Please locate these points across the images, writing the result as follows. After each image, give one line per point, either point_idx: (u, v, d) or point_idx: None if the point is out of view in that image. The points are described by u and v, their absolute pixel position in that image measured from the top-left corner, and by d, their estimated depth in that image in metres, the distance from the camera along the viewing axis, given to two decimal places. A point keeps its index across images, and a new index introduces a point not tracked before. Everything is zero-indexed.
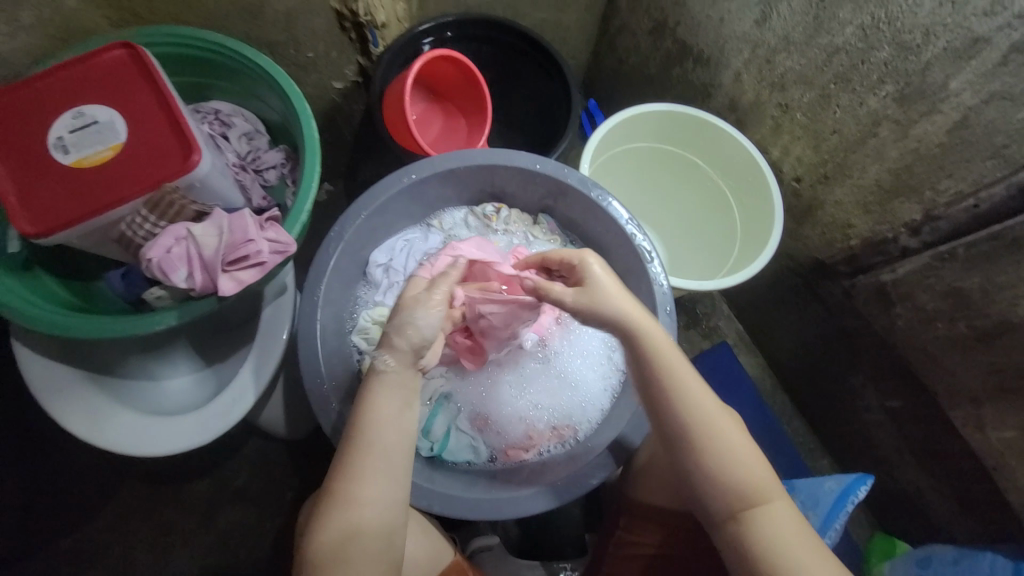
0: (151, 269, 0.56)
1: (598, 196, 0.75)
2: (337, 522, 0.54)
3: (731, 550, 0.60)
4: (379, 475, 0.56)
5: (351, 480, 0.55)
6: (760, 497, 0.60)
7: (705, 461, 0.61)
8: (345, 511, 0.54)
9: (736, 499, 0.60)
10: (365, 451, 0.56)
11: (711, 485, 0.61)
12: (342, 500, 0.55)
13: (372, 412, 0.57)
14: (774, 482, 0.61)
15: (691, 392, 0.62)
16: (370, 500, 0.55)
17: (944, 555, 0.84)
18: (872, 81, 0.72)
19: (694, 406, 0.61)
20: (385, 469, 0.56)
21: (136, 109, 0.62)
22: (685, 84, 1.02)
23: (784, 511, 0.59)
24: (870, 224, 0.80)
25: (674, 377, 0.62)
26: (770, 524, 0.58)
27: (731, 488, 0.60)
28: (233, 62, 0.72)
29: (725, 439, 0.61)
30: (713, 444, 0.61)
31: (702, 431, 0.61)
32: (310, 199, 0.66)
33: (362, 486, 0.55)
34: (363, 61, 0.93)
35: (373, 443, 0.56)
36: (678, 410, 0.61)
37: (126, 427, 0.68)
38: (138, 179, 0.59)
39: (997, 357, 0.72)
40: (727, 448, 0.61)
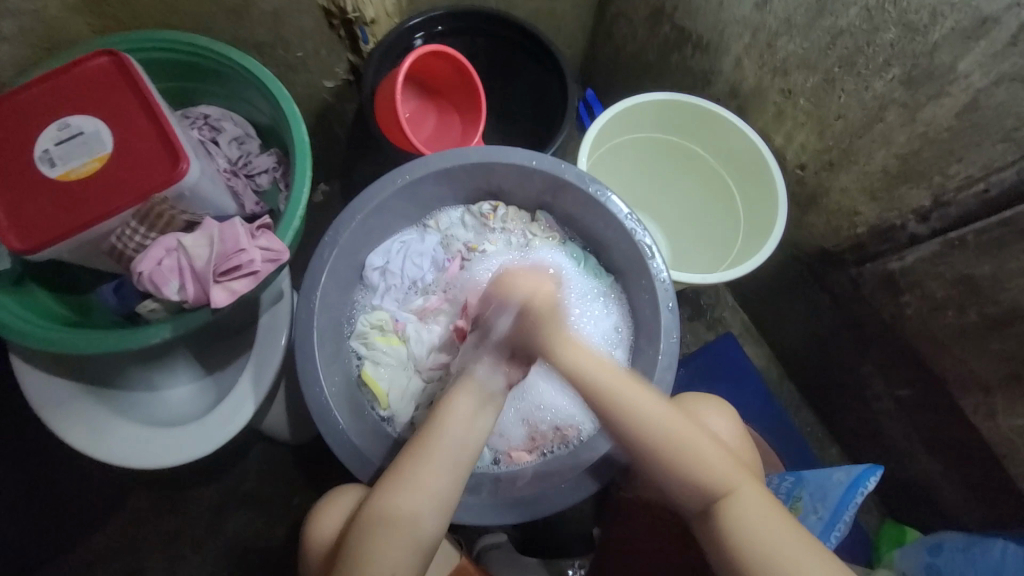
0: (143, 282, 0.55)
1: (596, 191, 0.73)
2: (398, 495, 0.57)
3: (708, 542, 0.60)
4: (445, 461, 0.59)
5: (420, 458, 0.59)
6: (725, 488, 0.59)
7: (664, 463, 0.60)
8: (408, 486, 0.57)
9: (704, 492, 0.60)
10: (439, 435, 0.60)
11: (677, 483, 0.61)
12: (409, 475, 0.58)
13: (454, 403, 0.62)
14: (736, 467, 0.61)
15: (630, 402, 0.60)
16: (432, 483, 0.58)
17: (955, 542, 0.83)
18: (878, 64, 0.69)
19: (634, 413, 0.60)
20: (454, 459, 0.59)
21: (122, 119, 0.61)
22: (684, 70, 0.99)
23: (755, 500, 0.59)
24: (877, 211, 0.78)
25: (610, 388, 0.60)
26: (738, 514, 0.58)
27: (696, 485, 0.60)
28: (219, 66, 0.71)
29: (673, 438, 0.60)
30: (665, 447, 0.60)
31: (650, 435, 0.60)
32: (302, 204, 0.65)
33: (431, 465, 0.58)
34: (354, 59, 0.91)
35: (446, 430, 0.60)
36: (620, 419, 0.60)
37: (129, 438, 0.68)
38: (126, 190, 0.58)
39: (1009, 345, 0.70)
40: (681, 442, 0.60)
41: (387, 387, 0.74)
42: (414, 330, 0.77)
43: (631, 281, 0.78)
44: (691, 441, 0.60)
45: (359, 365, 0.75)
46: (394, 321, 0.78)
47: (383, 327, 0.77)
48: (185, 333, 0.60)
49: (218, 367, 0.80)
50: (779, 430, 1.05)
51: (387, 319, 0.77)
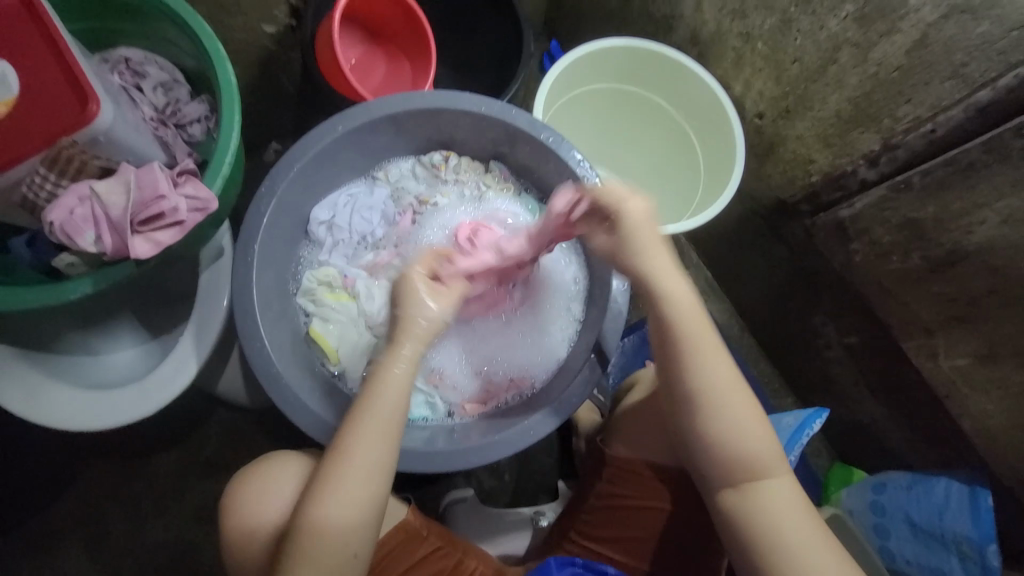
0: (55, 233, 0.51)
1: (548, 138, 0.71)
2: (336, 487, 0.55)
3: (730, 520, 0.61)
4: (382, 438, 0.57)
5: (349, 446, 0.56)
6: (764, 469, 0.60)
7: (709, 434, 0.61)
8: (346, 474, 0.55)
9: (737, 472, 0.61)
10: (364, 414, 0.57)
11: (715, 458, 0.61)
12: (343, 465, 0.56)
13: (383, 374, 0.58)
14: (780, 455, 0.61)
15: (711, 368, 0.61)
16: (366, 463, 0.56)
17: (898, 480, 0.88)
18: (832, 1, 0.67)
19: (712, 384, 0.61)
20: (382, 434, 0.57)
21: (25, 58, 0.55)
22: (646, 17, 0.96)
23: (787, 490, 0.60)
24: (830, 158, 0.77)
25: (694, 351, 0.61)
26: (769, 499, 0.60)
27: (734, 463, 0.61)
28: (135, 1, 0.65)
29: (735, 411, 0.61)
30: (726, 423, 0.60)
31: (715, 399, 0.60)
32: (231, 150, 0.62)
33: (359, 451, 0.56)
34: (296, 1, 0.85)
35: (376, 406, 0.57)
36: (692, 384, 0.61)
37: (64, 400, 0.66)
38: (33, 134, 0.54)
39: (951, 287, 0.72)
40: (737, 418, 0.60)
41: (336, 342, 0.72)
42: (364, 286, 0.75)
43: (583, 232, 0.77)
44: (751, 422, 0.61)
45: (307, 322, 0.73)
46: (343, 277, 0.76)
47: (331, 283, 0.74)
48: (111, 289, 0.57)
49: (162, 331, 0.77)
50: None
51: (335, 275, 0.75)
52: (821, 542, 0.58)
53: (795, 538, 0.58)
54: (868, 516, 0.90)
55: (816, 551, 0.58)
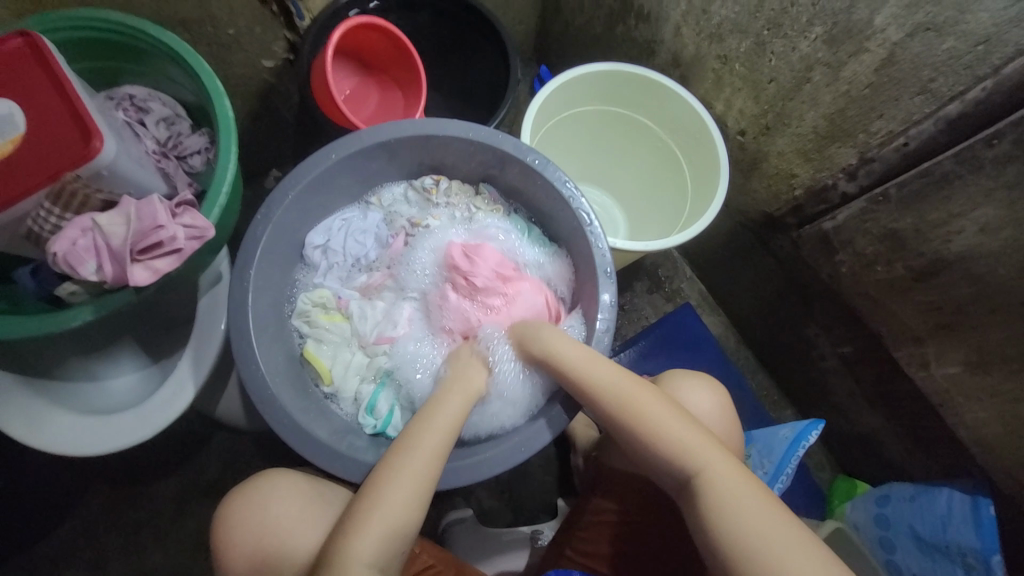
0: (58, 264, 0.54)
1: (534, 160, 0.73)
2: (380, 503, 0.57)
3: (694, 530, 0.60)
4: (431, 452, 0.60)
5: (400, 460, 0.59)
6: (699, 468, 0.60)
7: (639, 447, 0.64)
8: (391, 487, 0.57)
9: (682, 474, 0.61)
10: (420, 429, 0.62)
11: (660, 467, 0.63)
12: (395, 480, 0.58)
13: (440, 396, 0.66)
14: (718, 450, 0.61)
15: (609, 385, 0.64)
16: (415, 476, 0.58)
17: (902, 492, 0.87)
18: (802, 24, 0.70)
19: (616, 398, 0.64)
20: (434, 448, 0.60)
21: (33, 99, 0.59)
22: (629, 42, 0.99)
23: (735, 482, 0.58)
24: (811, 172, 0.79)
25: (589, 373, 0.64)
26: (718, 499, 0.58)
27: (674, 468, 0.62)
28: (138, 42, 0.68)
29: (649, 418, 0.63)
30: (647, 433, 0.63)
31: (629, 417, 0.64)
32: (228, 179, 0.64)
33: (412, 460, 0.59)
34: (292, 36, 0.89)
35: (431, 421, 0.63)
36: (600, 402, 0.64)
37: (63, 426, 0.67)
38: (38, 171, 0.56)
39: (935, 296, 0.73)
40: (659, 426, 0.63)
41: (330, 363, 0.74)
42: (357, 306, 0.78)
43: (572, 251, 0.78)
44: (670, 424, 0.62)
45: (302, 343, 0.75)
46: (337, 299, 0.78)
47: (325, 305, 0.76)
48: (111, 315, 0.59)
49: (163, 356, 0.79)
50: (735, 394, 1.07)
51: (329, 296, 0.77)
52: (784, 535, 0.55)
53: (754, 534, 0.55)
54: (872, 529, 0.89)
55: (779, 543, 0.54)
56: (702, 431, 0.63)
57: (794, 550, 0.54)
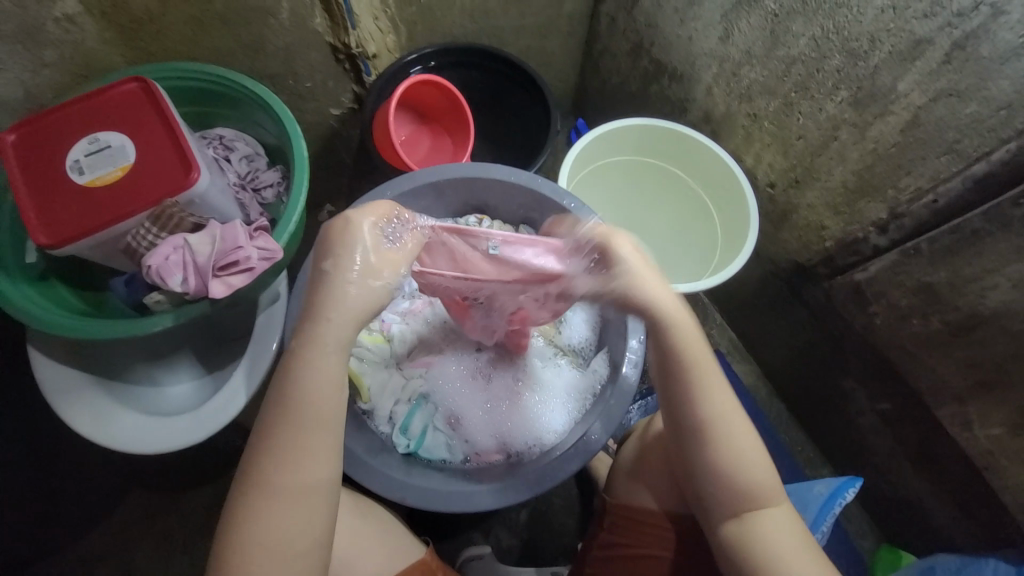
0: (151, 275, 0.61)
1: (570, 204, 0.79)
2: (266, 518, 0.49)
3: (730, 548, 0.60)
4: (297, 450, 0.51)
5: (279, 467, 0.50)
6: (767, 501, 0.60)
7: (713, 457, 0.60)
8: (279, 502, 0.50)
9: (741, 497, 0.60)
10: (295, 428, 0.51)
11: (718, 482, 0.60)
12: (255, 471, 0.50)
13: (286, 398, 0.52)
14: (781, 487, 0.61)
15: (713, 387, 0.61)
16: (306, 483, 0.51)
17: (948, 563, 0.81)
18: (828, 87, 0.75)
19: (716, 404, 0.61)
20: (320, 448, 0.51)
21: (145, 136, 0.69)
22: (663, 99, 1.07)
23: (787, 520, 0.60)
24: (841, 225, 0.81)
25: (695, 366, 0.61)
26: (767, 526, 0.59)
27: (739, 487, 0.60)
28: (234, 93, 0.80)
29: (734, 434, 0.61)
30: (725, 443, 0.60)
31: (716, 427, 0.60)
32: (298, 208, 0.73)
33: (274, 447, 0.51)
34: (358, 89, 1.01)
35: (298, 417, 0.51)
36: (695, 400, 0.61)
37: (127, 424, 0.73)
38: (142, 195, 0.66)
39: (975, 352, 0.72)
40: (742, 446, 0.60)
41: (368, 381, 0.76)
42: (399, 330, 0.80)
43: None
44: (751, 446, 0.61)
45: None
46: (380, 322, 0.81)
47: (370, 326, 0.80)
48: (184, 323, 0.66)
49: (217, 367, 0.85)
50: (767, 446, 1.05)
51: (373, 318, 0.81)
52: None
53: (793, 559, 0.58)
54: None
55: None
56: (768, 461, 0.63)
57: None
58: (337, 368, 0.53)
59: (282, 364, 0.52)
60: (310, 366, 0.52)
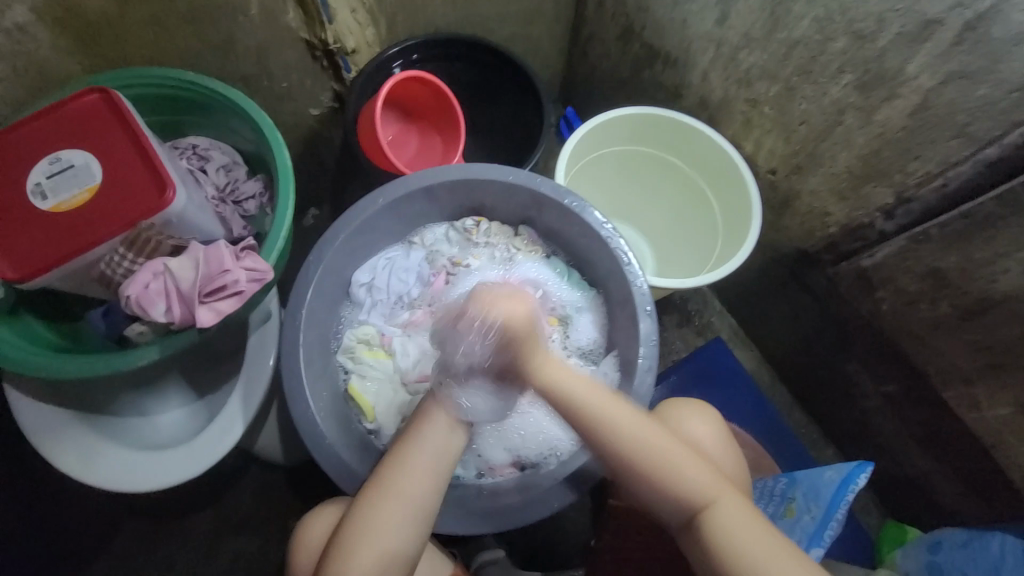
0: (131, 306, 0.58)
1: (571, 203, 0.75)
2: (372, 523, 0.57)
3: (695, 558, 0.59)
4: (417, 479, 0.60)
5: (388, 482, 0.59)
6: (705, 498, 0.58)
7: (637, 478, 0.60)
8: (382, 508, 0.58)
9: (684, 505, 0.59)
10: (409, 453, 0.61)
11: (657, 498, 0.60)
12: (380, 492, 0.59)
13: (417, 432, 0.63)
14: (716, 478, 0.59)
15: (608, 413, 0.60)
16: (408, 496, 0.59)
17: (955, 538, 0.82)
18: (833, 71, 0.73)
19: (616, 429, 0.60)
20: (427, 469, 0.60)
21: (111, 152, 0.63)
22: (656, 85, 1.03)
23: (738, 513, 0.57)
24: (846, 211, 0.80)
25: (578, 399, 0.61)
26: (720, 526, 0.57)
27: (677, 496, 0.59)
28: (205, 99, 0.74)
29: (645, 450, 0.59)
30: (645, 465, 0.59)
31: (630, 451, 0.59)
32: (286, 224, 0.68)
33: (395, 474, 0.60)
34: (338, 87, 0.95)
35: (418, 446, 0.61)
36: (593, 431, 0.60)
37: (118, 462, 0.69)
38: (113, 219, 0.60)
39: (983, 335, 0.72)
40: (659, 457, 0.59)
41: (373, 400, 0.75)
42: (400, 343, 0.79)
43: (610, 290, 0.79)
44: (666, 454, 0.59)
45: (346, 379, 0.77)
46: (380, 336, 0.80)
47: (369, 342, 0.79)
48: (173, 354, 0.62)
49: (209, 391, 0.81)
50: (772, 432, 1.05)
51: (373, 333, 0.80)
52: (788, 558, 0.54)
53: (750, 558, 0.54)
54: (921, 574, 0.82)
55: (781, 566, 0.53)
56: (698, 457, 0.61)
57: (788, 564, 0.54)
58: (456, 429, 0.64)
59: (421, 420, 0.64)
60: (441, 420, 0.63)
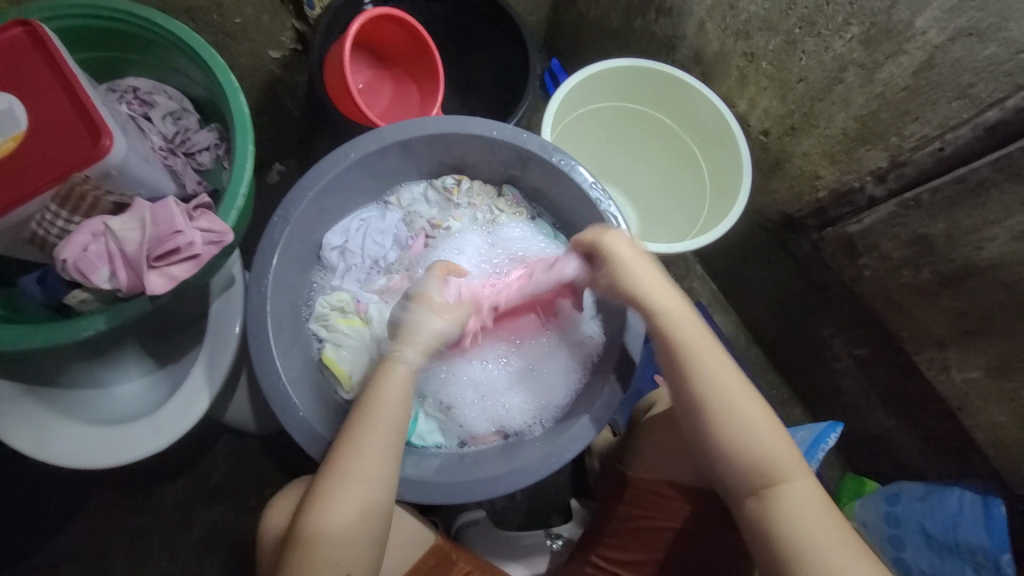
0: (68, 271, 0.52)
1: (560, 161, 0.70)
2: (334, 501, 0.54)
3: (751, 529, 0.58)
4: (380, 451, 0.56)
5: (348, 462, 0.55)
6: (782, 476, 0.57)
7: (717, 436, 0.59)
8: (343, 488, 0.54)
9: (756, 475, 0.57)
10: (370, 424, 0.57)
11: (730, 462, 0.58)
12: (344, 473, 0.55)
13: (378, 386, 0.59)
14: (799, 457, 0.58)
15: (709, 365, 0.60)
16: (364, 475, 0.55)
17: (913, 491, 0.87)
18: (837, 23, 0.68)
19: (710, 386, 0.59)
20: (385, 443, 0.57)
21: (36, 95, 0.55)
22: (648, 36, 0.96)
23: (810, 495, 0.56)
24: (837, 174, 0.78)
25: (678, 344, 0.61)
26: (790, 502, 0.56)
27: (753, 462, 0.57)
28: (143, 33, 0.65)
29: (733, 411, 0.58)
30: (730, 425, 0.58)
31: (723, 407, 0.58)
32: (246, 180, 0.63)
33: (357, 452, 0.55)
34: (301, 26, 0.83)
35: (377, 415, 0.57)
36: (685, 380, 0.60)
37: (73, 437, 0.64)
38: (42, 171, 0.53)
39: (961, 301, 0.73)
40: (747, 424, 0.58)
41: (349, 368, 0.72)
42: (376, 310, 0.75)
43: None
44: (755, 422, 0.58)
45: (319, 347, 0.73)
46: (356, 302, 0.76)
47: (344, 308, 0.75)
48: (124, 323, 0.57)
49: (171, 360, 0.76)
50: None
51: (347, 300, 0.75)
52: (856, 549, 0.54)
53: (813, 532, 0.54)
54: (880, 527, 0.87)
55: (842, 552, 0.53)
56: (784, 434, 0.59)
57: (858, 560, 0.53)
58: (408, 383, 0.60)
59: (384, 374, 0.59)
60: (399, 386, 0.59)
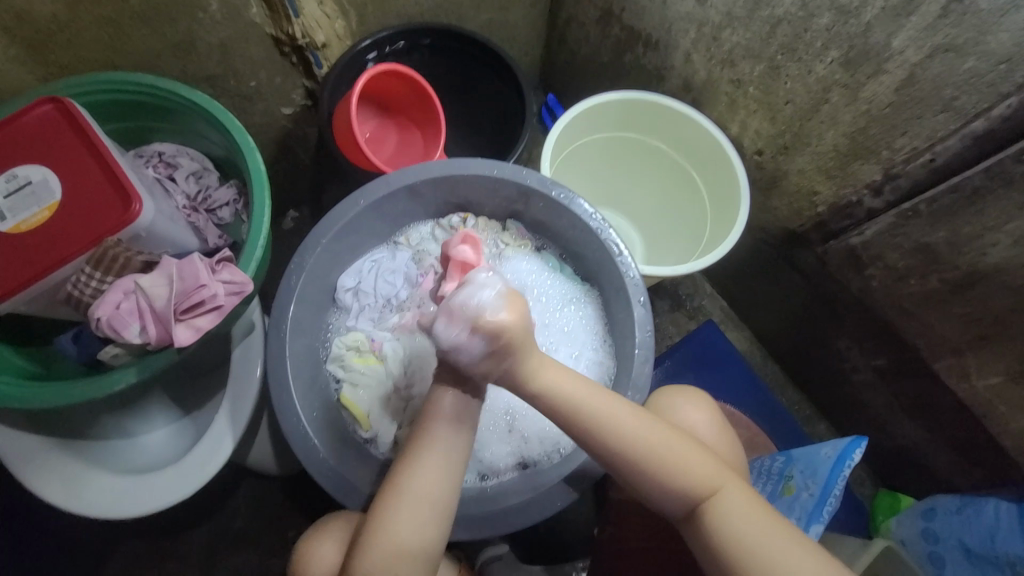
0: (103, 328, 0.55)
1: (559, 195, 0.73)
2: (391, 527, 0.55)
3: (699, 549, 0.59)
4: (436, 479, 0.56)
5: (402, 495, 0.55)
6: (710, 489, 0.58)
7: (647, 475, 0.57)
8: (399, 515, 0.55)
9: (689, 497, 0.58)
10: (421, 453, 0.57)
11: (666, 495, 0.58)
12: (397, 505, 0.55)
13: (427, 429, 0.57)
14: (721, 465, 0.59)
15: (610, 414, 0.57)
16: (422, 500, 0.55)
17: (947, 504, 0.83)
18: (817, 48, 0.71)
19: (629, 436, 0.57)
20: (429, 512, 0.56)
21: (71, 167, 0.60)
22: (638, 69, 1.01)
23: (739, 502, 0.57)
24: (833, 189, 0.80)
25: (595, 401, 0.57)
26: (728, 514, 0.57)
27: (684, 489, 0.57)
28: (168, 103, 0.70)
29: (652, 449, 0.57)
30: (650, 469, 0.57)
31: (635, 456, 0.57)
32: (263, 234, 0.66)
33: (415, 482, 0.56)
34: (310, 84, 0.89)
35: (429, 448, 0.57)
36: (600, 431, 0.57)
37: (102, 488, 0.66)
38: (77, 237, 0.57)
39: (973, 307, 0.73)
40: (663, 455, 0.57)
41: (367, 408, 0.73)
42: (391, 348, 0.77)
43: (603, 282, 0.78)
44: (681, 452, 0.58)
45: (337, 389, 0.75)
46: (370, 341, 0.78)
47: (359, 348, 0.77)
48: (152, 374, 0.60)
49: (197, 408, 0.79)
50: (767, 412, 1.05)
51: (363, 339, 0.77)
52: (802, 548, 0.54)
53: (756, 544, 0.55)
54: (918, 544, 0.83)
55: (786, 548, 0.54)
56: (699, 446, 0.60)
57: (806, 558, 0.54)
58: (468, 417, 0.59)
59: (429, 411, 0.58)
60: (450, 411, 0.57)
